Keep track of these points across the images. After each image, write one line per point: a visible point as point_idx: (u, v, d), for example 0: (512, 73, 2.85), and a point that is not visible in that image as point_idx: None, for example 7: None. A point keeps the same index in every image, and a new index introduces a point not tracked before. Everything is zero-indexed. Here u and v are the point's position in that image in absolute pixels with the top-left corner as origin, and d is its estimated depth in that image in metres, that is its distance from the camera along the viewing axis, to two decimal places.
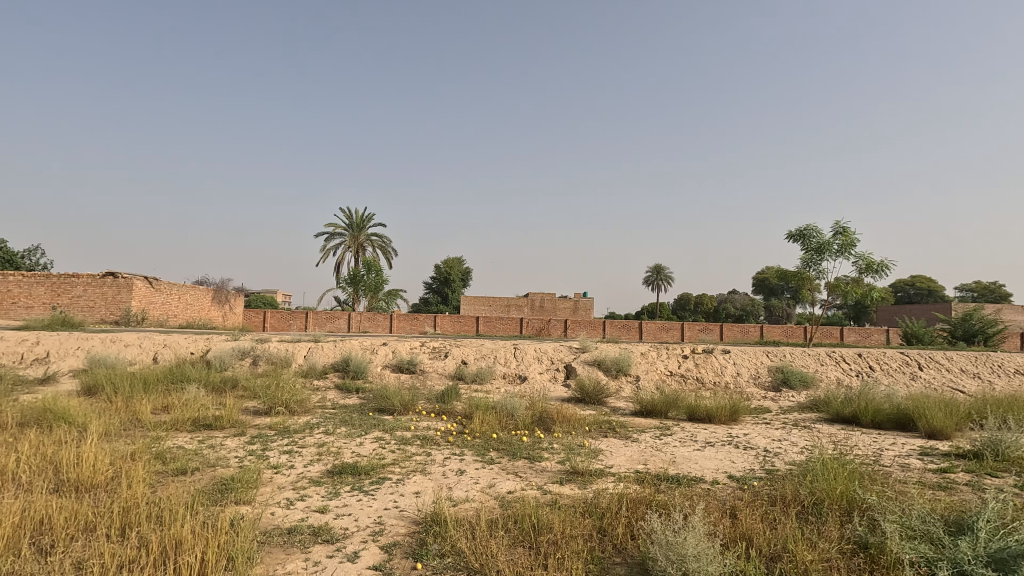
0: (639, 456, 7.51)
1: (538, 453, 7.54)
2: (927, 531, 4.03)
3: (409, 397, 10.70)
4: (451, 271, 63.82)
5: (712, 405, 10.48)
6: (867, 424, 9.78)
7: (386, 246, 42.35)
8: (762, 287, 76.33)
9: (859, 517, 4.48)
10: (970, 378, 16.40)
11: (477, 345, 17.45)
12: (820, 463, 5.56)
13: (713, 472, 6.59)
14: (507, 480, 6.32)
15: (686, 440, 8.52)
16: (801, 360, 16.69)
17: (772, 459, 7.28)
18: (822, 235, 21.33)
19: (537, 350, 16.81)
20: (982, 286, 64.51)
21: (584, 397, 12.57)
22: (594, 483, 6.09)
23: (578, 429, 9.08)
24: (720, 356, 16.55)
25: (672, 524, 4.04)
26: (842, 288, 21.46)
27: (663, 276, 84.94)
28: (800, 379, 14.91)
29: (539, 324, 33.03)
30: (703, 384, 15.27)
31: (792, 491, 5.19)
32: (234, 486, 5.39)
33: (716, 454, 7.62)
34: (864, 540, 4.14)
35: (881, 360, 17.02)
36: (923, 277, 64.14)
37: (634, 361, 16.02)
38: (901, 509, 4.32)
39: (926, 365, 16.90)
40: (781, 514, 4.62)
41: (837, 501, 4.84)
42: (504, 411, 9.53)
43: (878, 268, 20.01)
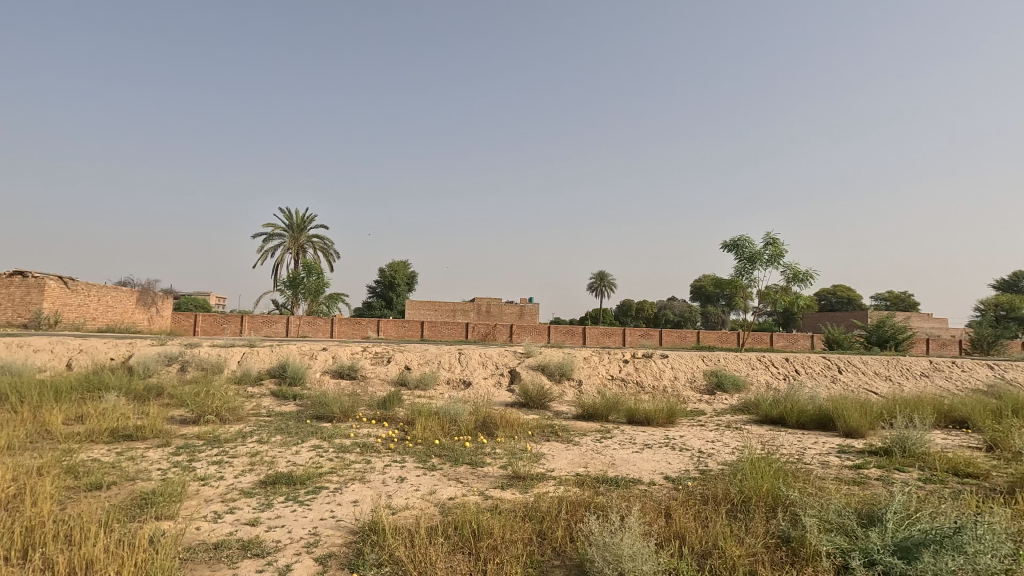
0: (580, 459, 7.63)
1: (480, 458, 7.53)
2: (842, 524, 4.31)
3: (349, 404, 10.41)
4: (396, 275, 62.81)
5: (650, 408, 10.81)
6: (792, 424, 10.38)
7: (328, 248, 41.13)
8: (699, 296, 78.95)
9: (782, 512, 4.74)
10: (883, 381, 17.73)
11: (421, 349, 17.21)
12: (748, 462, 5.85)
13: (651, 474, 6.79)
14: (448, 487, 6.27)
15: (626, 442, 8.75)
16: (734, 364, 17.50)
17: (705, 460, 7.58)
18: (754, 246, 22.48)
19: (482, 355, 16.79)
20: (895, 295, 69.88)
21: (528, 402, 12.66)
22: (536, 488, 6.13)
23: (521, 433, 9.12)
24: (659, 361, 17.10)
25: (610, 526, 4.12)
26: (772, 295, 22.69)
27: (607, 283, 86.97)
28: (733, 383, 15.63)
29: (484, 329, 33.01)
30: (643, 388, 15.71)
31: (722, 490, 5.43)
32: (155, 501, 5.07)
33: (654, 456, 7.86)
34: (786, 534, 4.38)
35: (805, 363, 18.12)
36: (843, 286, 68.78)
37: (578, 366, 16.29)
38: (820, 504, 4.61)
39: (845, 369, 18.12)
40: (712, 512, 4.82)
41: (763, 498, 5.10)
42: (447, 416, 9.45)
43: (804, 277, 21.28)
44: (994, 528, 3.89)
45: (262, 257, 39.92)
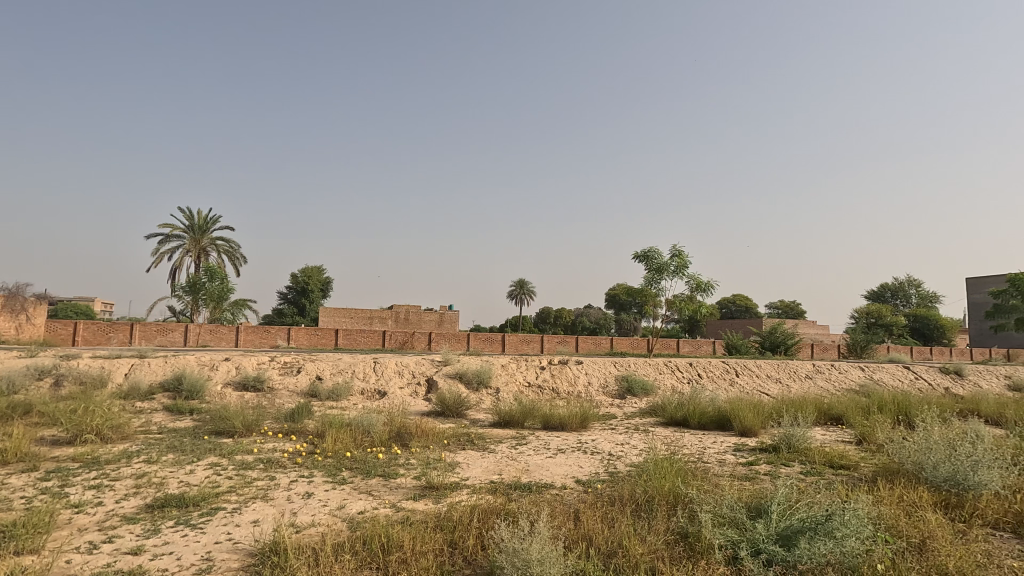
0: (494, 467, 7.67)
1: (393, 469, 7.36)
2: (733, 517, 4.62)
3: (253, 418, 9.80)
4: (310, 280, 60.07)
5: (564, 413, 11.10)
6: (694, 426, 11.06)
7: (233, 251, 38.64)
8: (612, 303, 82.09)
9: (681, 510, 5.03)
10: (773, 382, 19.33)
11: (334, 359, 16.56)
12: (653, 463, 6.17)
13: (563, 478, 6.96)
14: (358, 501, 6.06)
15: (540, 448, 8.92)
16: (643, 369, 18.36)
17: (615, 462, 7.88)
18: (661, 257, 23.78)
19: (398, 364, 16.43)
20: (785, 305, 76.70)
21: (444, 410, 12.54)
22: (449, 497, 6.07)
23: (436, 443, 9.01)
24: (574, 367, 17.58)
25: (519, 531, 4.17)
26: (678, 304, 24.07)
27: (527, 291, 88.37)
28: (642, 387, 16.39)
29: (402, 337, 32.32)
30: (558, 394, 16.08)
31: (628, 491, 5.67)
32: (16, 533, 4.50)
33: (566, 460, 8.06)
34: (684, 530, 4.64)
35: (707, 368, 19.36)
36: (742, 296, 74.38)
37: (495, 374, 16.38)
38: (714, 500, 4.92)
39: (741, 372, 19.57)
40: (618, 513, 5.01)
41: (665, 497, 5.38)
42: (360, 427, 9.18)
43: (705, 287, 22.77)
44: (857, 514, 4.37)
45: (157, 260, 36.75)
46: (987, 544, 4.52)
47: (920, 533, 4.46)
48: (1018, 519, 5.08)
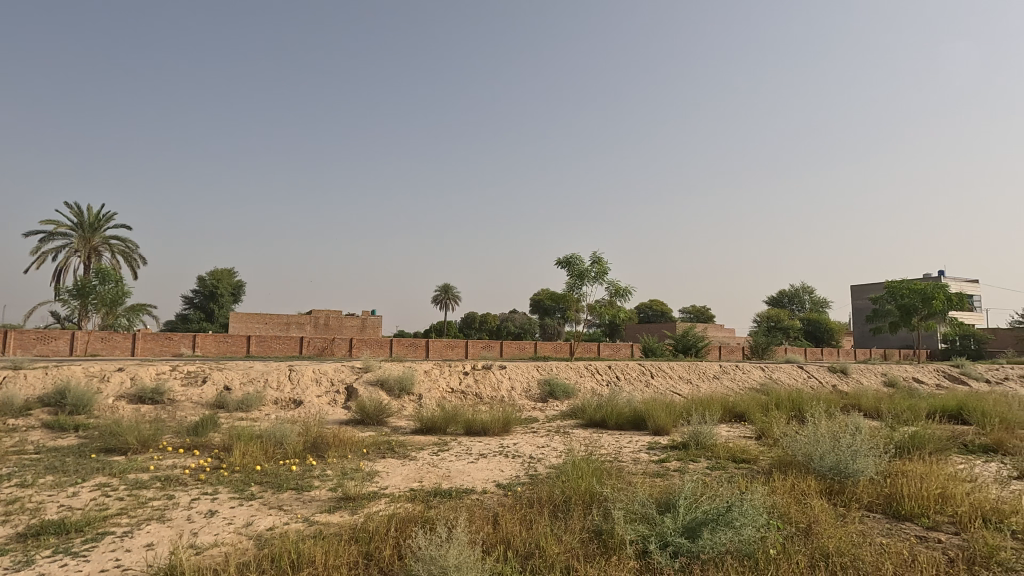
0: (415, 474, 7.56)
1: (307, 481, 7.05)
2: (644, 513, 4.82)
3: (150, 432, 9.03)
4: (219, 284, 56.41)
5: (487, 418, 11.14)
6: (611, 426, 11.46)
7: (130, 251, 35.53)
8: (535, 309, 83.37)
9: (596, 508, 5.19)
10: (685, 383, 20.45)
11: (245, 367, 15.62)
12: (571, 464, 6.33)
13: (484, 482, 6.98)
14: (268, 516, 5.75)
15: (461, 454, 8.89)
16: (564, 373, 18.79)
17: (536, 464, 8.02)
18: (583, 263, 24.50)
19: (315, 371, 15.75)
20: (697, 309, 81.50)
21: (364, 418, 12.18)
22: (366, 508, 5.90)
23: (354, 452, 8.74)
24: (497, 372, 17.67)
25: (437, 539, 4.13)
26: (598, 309, 24.88)
27: (452, 296, 87.88)
28: (563, 390, 16.78)
29: (321, 344, 31.03)
30: (481, 399, 16.10)
31: (547, 493, 5.77)
32: None
33: (488, 465, 8.10)
34: (599, 527, 4.79)
35: (625, 370, 20.14)
36: (658, 301, 78.13)
37: (417, 380, 16.13)
38: (627, 497, 5.12)
39: (656, 373, 20.54)
40: (536, 514, 5.10)
41: (581, 496, 5.54)
42: (272, 439, 8.71)
43: (623, 293, 23.72)
44: (754, 504, 4.72)
45: (38, 260, 33.06)
46: (862, 524, 5.02)
47: (807, 518, 4.88)
48: (887, 500, 5.70)
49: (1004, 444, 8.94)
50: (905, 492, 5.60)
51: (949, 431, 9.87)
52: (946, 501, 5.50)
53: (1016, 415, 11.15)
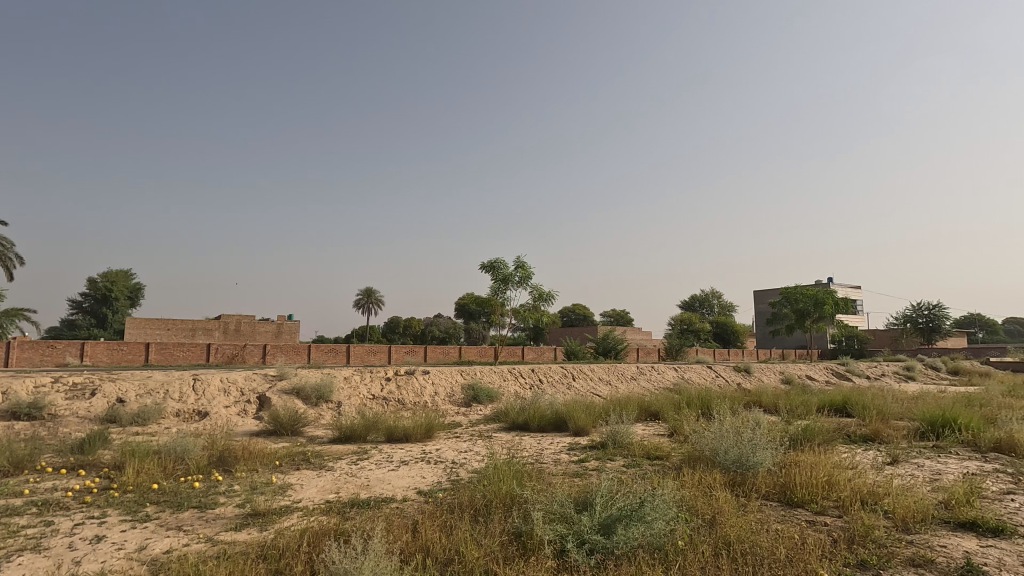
0: (331, 485, 7.27)
1: (212, 499, 6.58)
2: (563, 513, 4.93)
3: (24, 453, 8.05)
4: (114, 286, 51.56)
5: (409, 424, 10.95)
6: (534, 429, 11.63)
7: (3, 250, 31.65)
8: (461, 313, 83.16)
9: (516, 510, 5.24)
10: (604, 384, 21.15)
11: (141, 377, 14.36)
12: (493, 468, 6.36)
13: (405, 490, 6.84)
14: (165, 538, 5.31)
15: (382, 462, 8.66)
16: (488, 377, 18.84)
17: (457, 470, 7.97)
18: (507, 268, 24.72)
19: (223, 380, 14.76)
20: (616, 313, 84.76)
21: (277, 429, 11.56)
22: (278, 523, 5.60)
23: (265, 465, 8.27)
24: (420, 377, 17.41)
25: (352, 551, 3.99)
26: (522, 313, 25.19)
27: (375, 300, 85.68)
28: (487, 394, 16.83)
29: (231, 350, 29.16)
30: (403, 406, 15.78)
31: (468, 498, 5.76)
32: None
33: (409, 472, 7.95)
34: (519, 529, 4.84)
35: (547, 373, 20.51)
36: (580, 306, 80.44)
37: (336, 388, 15.54)
38: (546, 498, 5.21)
39: (577, 376, 21.08)
40: (456, 520, 5.06)
41: (501, 499, 5.57)
42: (171, 454, 8.06)
43: (547, 297, 24.18)
44: (665, 499, 4.95)
45: None
46: (761, 513, 5.41)
47: (712, 509, 5.19)
48: (781, 488, 6.19)
49: (880, 434, 9.99)
50: (798, 481, 6.10)
51: (836, 424, 10.87)
52: (832, 488, 6.05)
53: (889, 407, 12.48)
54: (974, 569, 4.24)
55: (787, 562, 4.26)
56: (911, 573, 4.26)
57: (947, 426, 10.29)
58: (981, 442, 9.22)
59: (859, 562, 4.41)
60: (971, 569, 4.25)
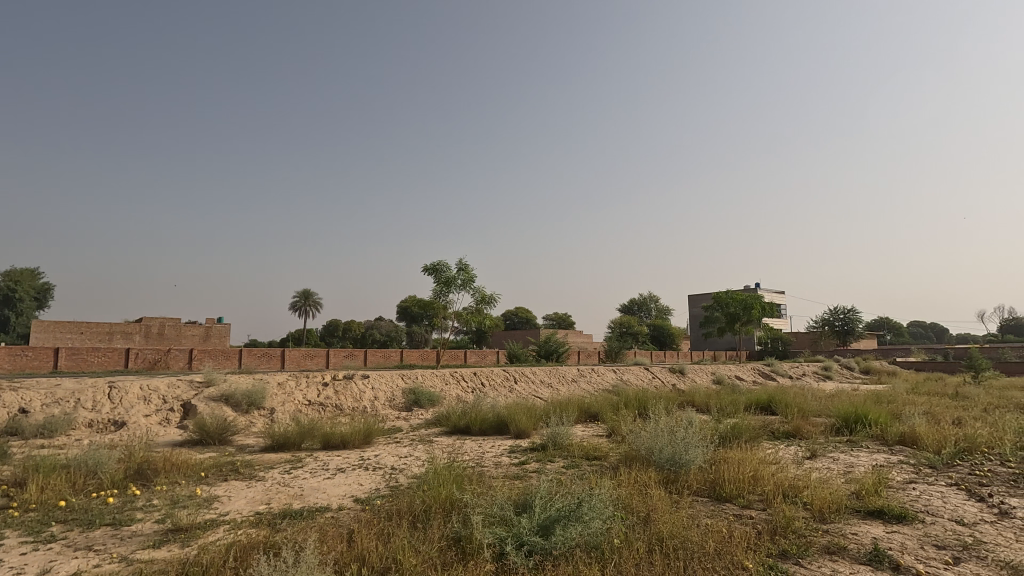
0: (262, 496, 6.95)
1: (128, 515, 6.13)
2: (502, 516, 4.93)
3: None
4: (18, 285, 47.25)
5: (346, 430, 10.63)
6: (475, 433, 11.59)
7: None
8: (402, 316, 81.96)
9: (455, 515, 5.19)
10: (546, 387, 21.38)
11: (49, 385, 13.19)
12: (433, 472, 6.28)
13: (341, 499, 6.64)
14: (73, 560, 4.89)
15: (317, 470, 8.36)
16: (430, 381, 18.61)
17: (397, 476, 7.81)
18: (450, 271, 24.56)
19: (144, 387, 13.81)
20: (558, 317, 86.15)
21: (204, 438, 10.93)
22: (201, 538, 5.29)
23: (189, 477, 7.80)
24: (360, 382, 16.96)
25: (282, 564, 3.81)
26: (464, 316, 25.08)
27: (313, 303, 82.95)
28: (428, 398, 16.64)
29: (153, 355, 27.36)
30: (341, 411, 15.33)
31: (406, 504, 5.66)
32: None
33: (346, 480, 7.71)
34: (458, 534, 4.79)
35: (489, 376, 20.50)
36: (523, 309, 81.19)
37: (269, 394, 14.90)
38: (486, 501, 5.20)
39: (519, 379, 21.20)
40: (394, 527, 4.95)
41: (441, 504, 5.50)
42: (82, 468, 7.44)
43: (489, 300, 24.20)
44: (602, 499, 5.06)
45: None
46: (692, 508, 5.63)
47: (647, 507, 5.35)
48: (711, 485, 6.46)
49: (800, 430, 10.64)
50: (726, 477, 6.39)
51: (762, 421, 11.49)
52: (757, 482, 6.37)
53: (809, 404, 13.32)
54: (881, 554, 4.59)
55: (716, 555, 4.45)
56: (827, 560, 4.55)
57: (859, 422, 11.11)
58: (888, 436, 10.01)
59: (780, 552, 4.67)
60: (878, 553, 4.59)
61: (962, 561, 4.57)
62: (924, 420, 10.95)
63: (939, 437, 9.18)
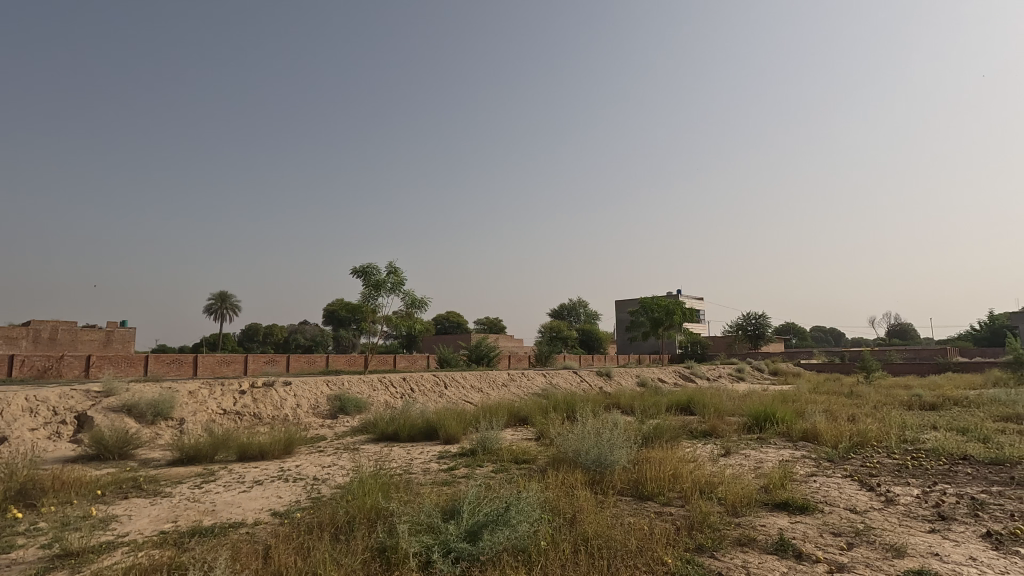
0: (168, 513, 6.44)
1: (7, 541, 5.48)
2: (429, 523, 4.85)
3: None
4: None
5: (265, 440, 10.09)
6: (403, 439, 11.34)
7: None
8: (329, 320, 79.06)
9: (381, 525, 5.05)
10: (476, 392, 21.32)
11: None
12: (357, 482, 6.07)
13: (257, 513, 6.28)
14: None
15: (231, 483, 7.87)
16: (357, 387, 18.04)
17: (319, 486, 7.49)
18: (379, 273, 23.98)
19: (30, 397, 12.43)
20: (490, 321, 86.37)
21: (101, 452, 10.00)
22: (95, 563, 4.82)
23: (83, 496, 7.09)
24: (281, 389, 16.15)
25: None
26: (394, 320, 24.54)
27: (231, 305, 78.28)
28: (355, 405, 16.13)
29: (42, 363, 24.70)
30: (260, 420, 14.54)
31: (329, 515, 5.44)
32: None
33: (263, 493, 7.30)
34: (383, 544, 4.67)
35: (419, 382, 20.18)
36: (454, 313, 80.71)
37: (179, 403, 13.88)
38: (413, 509, 5.09)
39: (449, 384, 21.00)
40: (314, 541, 4.74)
41: (365, 514, 5.33)
42: None
43: (420, 304, 23.84)
44: (529, 502, 5.10)
45: None
46: (616, 508, 5.80)
47: (573, 509, 5.44)
48: (634, 484, 6.69)
49: (716, 429, 11.25)
50: (648, 476, 6.63)
51: (681, 422, 12.06)
52: (677, 480, 6.67)
53: (724, 404, 14.13)
54: (785, 543, 4.92)
55: (638, 552, 4.60)
56: (738, 551, 4.82)
57: (768, 420, 11.91)
58: (793, 433, 10.79)
59: (697, 546, 4.90)
60: (784, 543, 4.92)
61: (854, 546, 4.99)
62: (824, 416, 11.91)
63: (837, 433, 10.01)
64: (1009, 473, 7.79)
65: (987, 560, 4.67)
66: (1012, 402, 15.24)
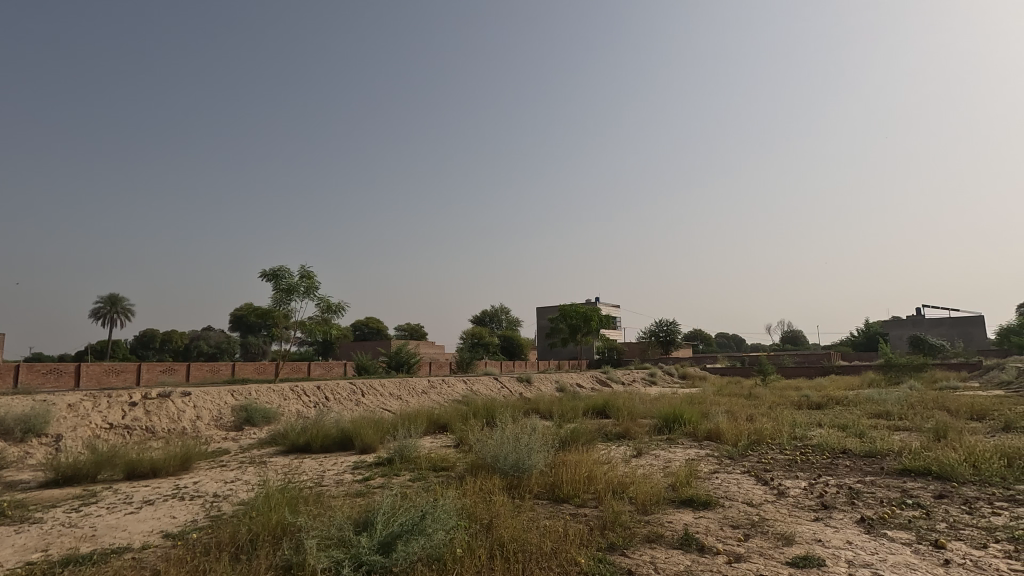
0: (37, 542, 5.73)
1: None
2: (340, 536, 4.64)
3: None
4: None
5: (157, 456, 9.25)
6: (316, 450, 10.85)
7: None
8: (237, 325, 74.36)
9: (287, 541, 4.77)
10: (395, 399, 20.81)
11: None
12: (262, 496, 5.71)
13: (146, 535, 5.74)
14: None
15: (116, 505, 7.12)
16: (266, 397, 16.98)
17: (219, 503, 6.97)
18: (292, 277, 22.86)
19: None
20: (412, 327, 84.93)
21: None
22: None
23: None
24: (178, 400, 14.90)
25: None
26: (307, 326, 23.40)
27: (123, 309, 71.57)
28: (263, 415, 15.19)
29: None
30: (153, 434, 13.35)
31: (229, 534, 5.08)
32: None
33: (154, 513, 6.67)
34: (288, 562, 4.42)
35: (335, 391, 19.35)
36: (373, 320, 78.75)
37: (56, 418, 12.47)
38: (323, 523, 4.84)
39: (367, 392, 20.33)
40: (211, 562, 4.40)
41: (271, 531, 5.03)
42: None
43: (335, 309, 22.94)
44: (445, 509, 5.03)
45: None
46: (532, 511, 5.86)
47: (489, 514, 5.44)
48: (550, 487, 6.81)
49: (629, 431, 11.72)
50: (564, 479, 6.77)
51: (596, 424, 12.46)
52: (591, 481, 6.86)
53: (636, 408, 14.76)
54: (689, 538, 5.18)
55: (551, 554, 4.66)
56: (645, 547, 5.02)
57: (677, 421, 12.55)
58: (699, 433, 11.46)
59: (609, 545, 5.05)
60: (687, 537, 5.18)
61: (750, 537, 5.35)
62: (725, 417, 12.73)
63: (737, 432, 10.75)
64: (879, 464, 8.72)
65: (861, 543, 5.18)
66: (884, 400, 17.06)
